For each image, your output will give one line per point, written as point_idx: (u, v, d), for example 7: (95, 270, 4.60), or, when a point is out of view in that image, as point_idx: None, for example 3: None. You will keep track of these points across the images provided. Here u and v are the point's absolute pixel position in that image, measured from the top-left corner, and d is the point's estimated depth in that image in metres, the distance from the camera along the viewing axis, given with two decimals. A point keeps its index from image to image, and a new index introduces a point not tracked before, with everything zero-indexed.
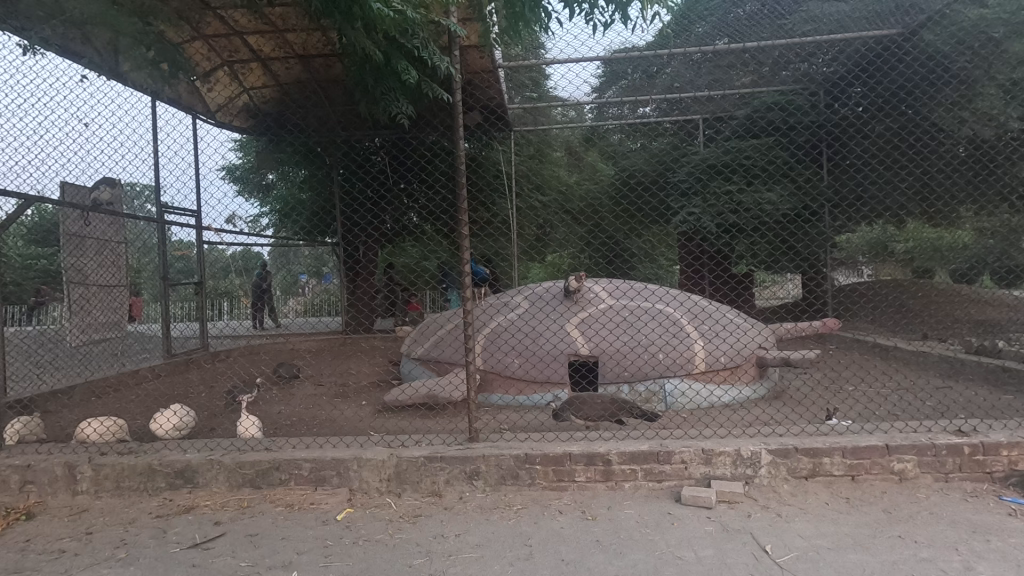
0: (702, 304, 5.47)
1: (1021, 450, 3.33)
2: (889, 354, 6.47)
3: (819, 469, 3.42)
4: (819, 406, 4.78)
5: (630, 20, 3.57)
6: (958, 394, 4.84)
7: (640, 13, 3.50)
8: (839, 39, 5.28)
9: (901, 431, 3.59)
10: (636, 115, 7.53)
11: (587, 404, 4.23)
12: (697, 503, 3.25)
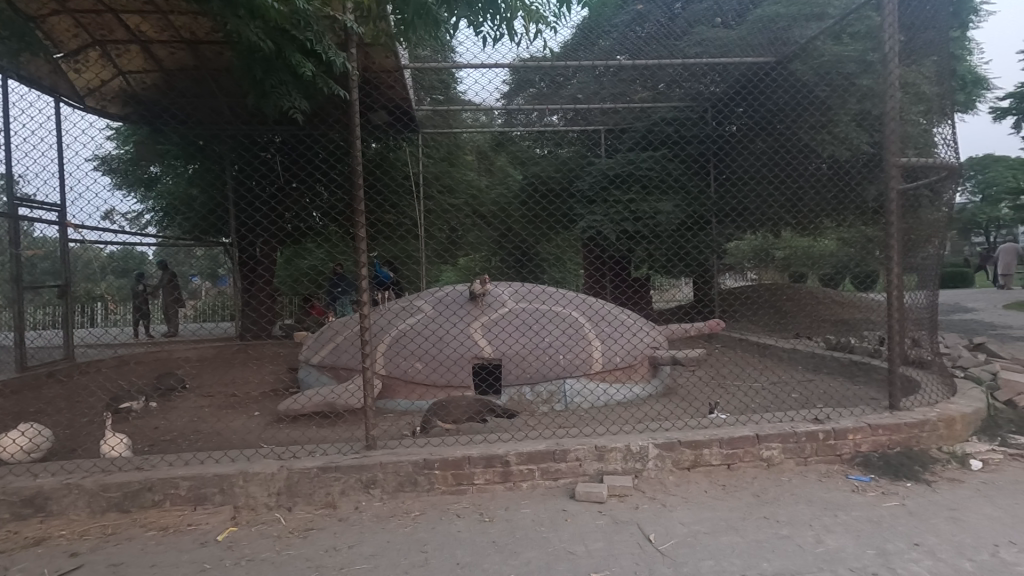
0: (601, 306, 5.70)
1: (865, 433, 3.78)
2: (765, 351, 7.13)
3: (700, 460, 3.69)
4: (703, 401, 5.16)
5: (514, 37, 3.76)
6: (819, 386, 5.42)
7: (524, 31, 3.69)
8: (723, 63, 5.74)
9: (769, 422, 3.97)
10: (544, 122, 7.77)
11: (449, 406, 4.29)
12: (590, 498, 3.39)
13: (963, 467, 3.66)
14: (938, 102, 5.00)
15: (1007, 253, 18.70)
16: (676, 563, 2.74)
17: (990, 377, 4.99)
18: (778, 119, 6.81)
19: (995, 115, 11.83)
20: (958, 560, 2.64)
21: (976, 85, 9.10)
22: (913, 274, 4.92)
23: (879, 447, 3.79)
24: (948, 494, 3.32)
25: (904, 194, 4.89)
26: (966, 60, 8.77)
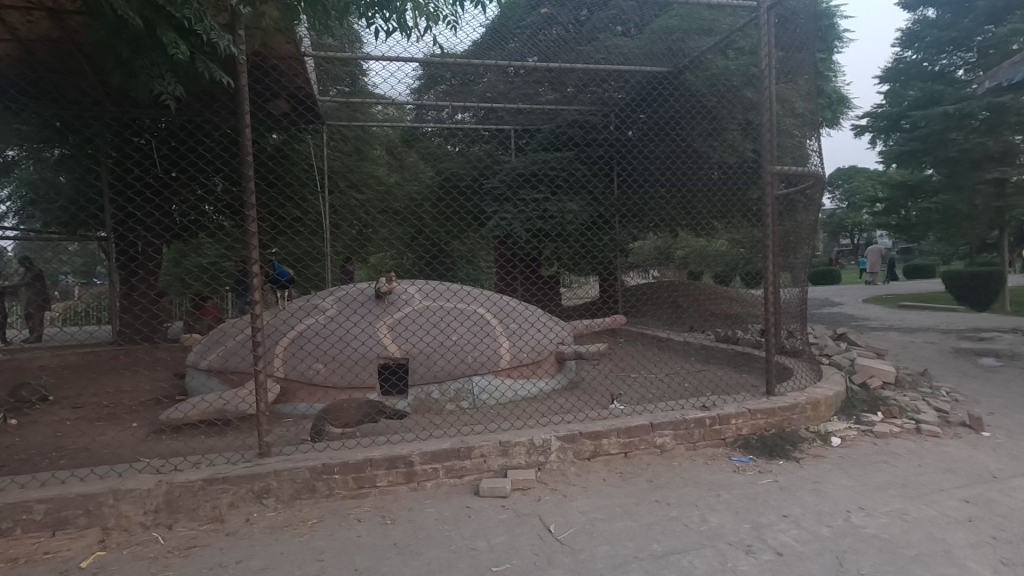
0: (509, 303, 5.77)
1: (745, 418, 4.12)
2: (663, 344, 7.60)
3: (599, 449, 3.85)
4: (605, 393, 5.38)
5: (408, 31, 3.73)
6: (710, 375, 5.85)
7: (416, 25, 3.65)
8: (624, 70, 6.03)
9: (662, 410, 4.22)
10: (455, 120, 7.75)
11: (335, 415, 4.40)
12: (493, 493, 3.43)
13: (825, 443, 4.09)
14: (806, 118, 5.58)
15: (871, 252, 21.22)
16: (575, 550, 2.83)
17: (849, 362, 5.61)
18: (673, 127, 7.23)
19: (855, 130, 13.35)
20: (818, 527, 2.95)
21: (840, 105, 10.22)
22: (788, 273, 5.45)
23: (757, 430, 4.15)
24: (812, 468, 3.70)
25: (780, 200, 5.39)
26: (832, 81, 9.82)
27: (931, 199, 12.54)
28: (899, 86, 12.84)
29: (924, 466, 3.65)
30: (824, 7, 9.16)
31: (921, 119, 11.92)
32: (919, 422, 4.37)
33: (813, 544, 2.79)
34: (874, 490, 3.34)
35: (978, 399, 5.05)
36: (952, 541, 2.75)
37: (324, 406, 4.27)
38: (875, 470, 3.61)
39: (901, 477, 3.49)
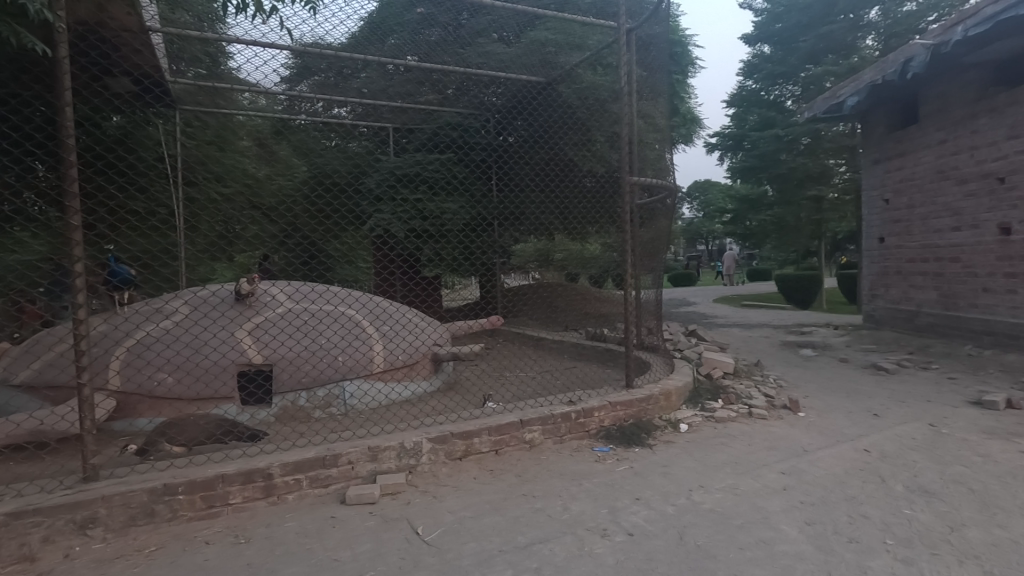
0: (385, 305, 5.63)
1: (606, 410, 4.42)
2: (539, 343, 7.89)
3: (471, 449, 3.91)
4: (481, 393, 5.47)
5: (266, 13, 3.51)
6: (580, 372, 6.17)
7: None
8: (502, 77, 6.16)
9: (532, 408, 4.38)
10: (330, 114, 7.39)
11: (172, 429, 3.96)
12: (360, 500, 3.32)
13: (675, 430, 4.51)
14: (662, 134, 6.12)
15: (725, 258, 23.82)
16: (441, 550, 2.83)
17: (697, 356, 6.24)
18: (548, 135, 7.50)
19: (707, 148, 14.92)
20: (665, 506, 3.24)
21: (694, 124, 11.31)
22: (647, 276, 5.96)
23: (617, 420, 4.46)
24: (664, 453, 4.06)
25: (641, 207, 5.84)
26: (687, 101, 10.85)
27: (767, 212, 14.36)
28: (743, 110, 14.70)
29: (753, 445, 4.16)
30: (679, 33, 10.14)
31: (758, 140, 13.64)
32: (751, 406, 4.99)
33: (660, 522, 3.06)
34: (713, 469, 3.74)
35: (797, 384, 5.88)
36: (770, 508, 3.17)
37: (156, 429, 3.84)
38: (715, 451, 4.06)
39: (734, 456, 3.95)
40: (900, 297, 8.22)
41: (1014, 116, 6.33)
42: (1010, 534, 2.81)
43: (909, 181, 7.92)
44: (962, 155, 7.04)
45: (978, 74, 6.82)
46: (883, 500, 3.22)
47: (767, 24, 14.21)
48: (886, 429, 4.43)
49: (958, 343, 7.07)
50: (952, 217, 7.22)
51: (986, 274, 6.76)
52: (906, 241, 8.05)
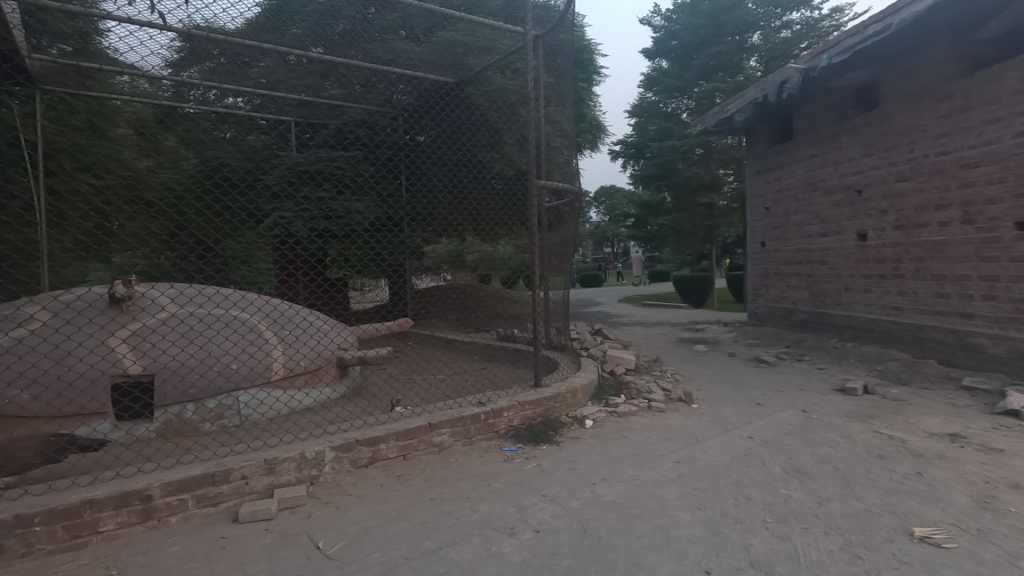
0: (285, 308, 5.31)
1: (514, 410, 4.47)
2: (449, 344, 7.84)
3: (377, 455, 3.80)
4: (389, 397, 5.33)
5: None
6: (490, 373, 6.20)
7: None
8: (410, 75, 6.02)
9: (441, 411, 4.35)
10: (224, 104, 6.87)
11: (18, 451, 3.63)
12: (255, 518, 3.11)
13: (580, 426, 4.65)
14: (568, 138, 6.23)
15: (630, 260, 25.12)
16: (343, 563, 2.72)
17: (602, 354, 6.50)
18: (459, 136, 7.40)
19: (611, 154, 15.61)
20: (570, 501, 3.33)
21: (599, 131, 11.76)
22: (555, 278, 6.13)
23: (525, 419, 4.52)
24: (570, 449, 4.17)
25: (549, 210, 5.97)
26: (592, 108, 11.26)
27: (666, 216, 15.42)
28: (643, 120, 15.55)
29: (652, 437, 4.40)
30: (585, 43, 10.50)
31: (657, 149, 14.50)
32: (650, 400, 5.28)
33: (565, 517, 3.14)
34: (615, 462, 3.90)
35: (691, 378, 6.29)
36: (666, 496, 3.36)
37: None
38: (617, 444, 4.24)
39: (635, 448, 4.14)
40: (779, 295, 9.07)
41: (868, 136, 7.19)
42: (865, 505, 3.18)
43: (785, 191, 8.76)
44: (827, 170, 7.89)
45: (840, 98, 7.69)
46: (763, 482, 3.53)
47: (665, 41, 15.14)
48: (767, 417, 4.85)
49: (825, 336, 7.92)
50: (820, 225, 8.07)
51: (848, 275, 7.62)
52: (784, 246, 8.89)
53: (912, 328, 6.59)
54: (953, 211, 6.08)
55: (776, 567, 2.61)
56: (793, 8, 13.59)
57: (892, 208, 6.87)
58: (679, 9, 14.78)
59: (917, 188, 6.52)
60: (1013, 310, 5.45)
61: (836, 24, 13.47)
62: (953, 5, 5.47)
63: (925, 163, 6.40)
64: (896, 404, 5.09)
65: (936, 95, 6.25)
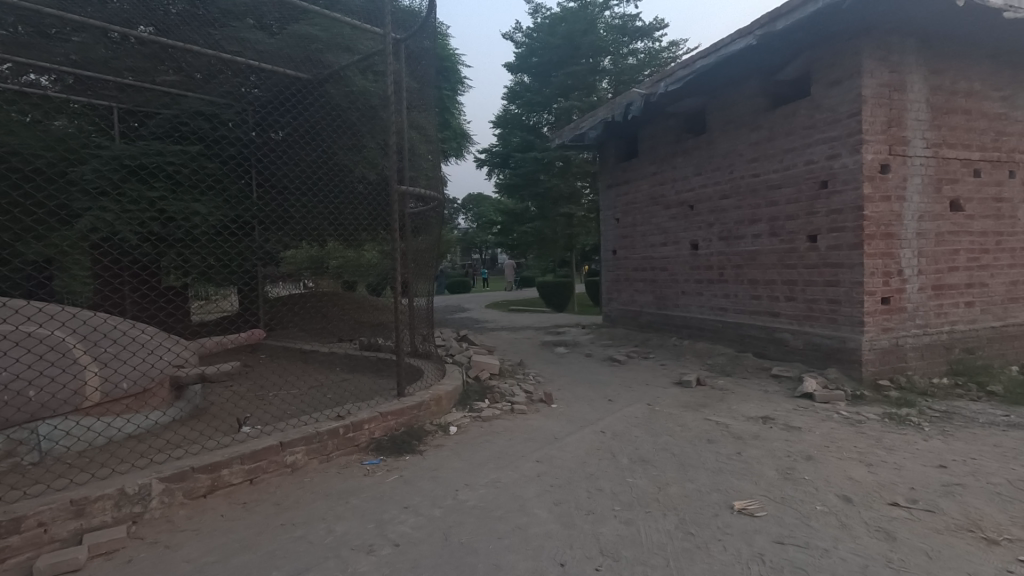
0: (104, 322, 4.59)
1: (376, 422, 4.32)
2: (307, 356, 7.36)
3: (218, 483, 3.44)
4: (235, 417, 4.86)
5: None
6: (352, 385, 5.92)
7: None
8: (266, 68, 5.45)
9: (294, 427, 4.07)
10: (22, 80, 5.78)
11: None
12: (56, 571, 2.64)
13: (444, 433, 4.63)
14: (433, 146, 6.17)
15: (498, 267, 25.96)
16: None
17: (467, 360, 6.55)
18: (314, 134, 6.96)
19: (477, 163, 15.88)
20: (432, 510, 3.30)
21: (463, 139, 11.88)
22: (419, 285, 6.07)
23: (387, 430, 4.39)
24: (433, 458, 4.13)
25: (413, 216, 5.88)
26: (457, 116, 11.39)
27: (530, 224, 15.70)
28: (507, 131, 16.09)
29: (514, 439, 4.52)
30: (448, 52, 10.58)
31: (520, 160, 15.24)
32: (512, 403, 5.42)
33: (427, 527, 3.10)
34: (477, 467, 3.94)
35: (551, 379, 6.59)
36: (526, 495, 3.47)
37: None
38: (480, 449, 4.29)
39: (497, 452, 4.23)
40: (628, 299, 9.90)
41: (698, 158, 8.13)
42: (697, 485, 3.57)
43: (632, 204, 9.60)
44: (666, 186, 8.79)
45: (675, 123, 8.60)
46: (613, 473, 3.80)
47: (526, 57, 15.81)
48: (617, 412, 5.24)
49: (667, 335, 8.79)
50: (661, 236, 8.96)
51: (684, 280, 8.54)
52: (632, 254, 9.72)
53: (734, 326, 7.57)
54: (763, 225, 7.10)
55: (623, 552, 2.81)
56: (638, 38, 15.09)
57: (718, 221, 7.84)
58: (539, 28, 15.55)
59: (736, 205, 7.51)
60: (807, 309, 6.50)
61: (673, 57, 15.20)
62: (758, 47, 6.45)
63: (742, 184, 7.41)
64: (723, 393, 5.80)
65: (749, 126, 7.25)
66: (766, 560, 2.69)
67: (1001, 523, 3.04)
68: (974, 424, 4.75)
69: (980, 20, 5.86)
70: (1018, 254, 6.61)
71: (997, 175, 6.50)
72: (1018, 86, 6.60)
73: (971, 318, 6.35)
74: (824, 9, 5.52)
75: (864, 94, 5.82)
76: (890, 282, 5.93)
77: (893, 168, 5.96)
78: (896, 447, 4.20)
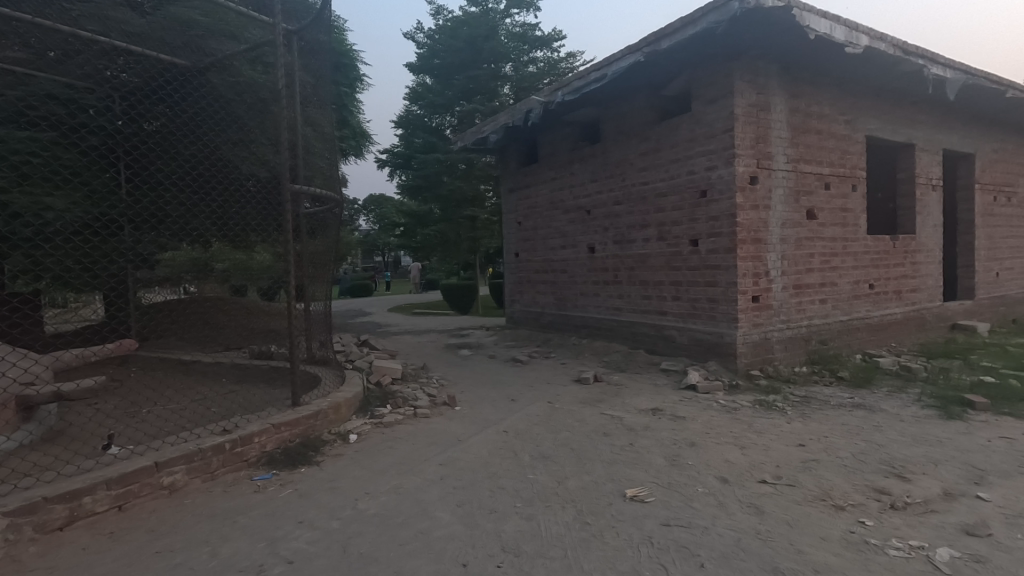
0: None
1: (268, 434, 4.07)
2: (189, 367, 6.75)
3: (78, 513, 3.09)
4: (101, 438, 4.36)
5: None
6: (241, 396, 5.52)
7: None
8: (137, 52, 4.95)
9: (172, 445, 3.74)
10: None
11: None
12: None
13: (343, 442, 4.47)
14: (330, 143, 5.94)
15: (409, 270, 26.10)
16: None
17: (368, 365, 6.37)
18: (196, 126, 6.40)
19: (378, 163, 15.49)
20: (329, 522, 3.17)
21: (363, 138, 11.53)
22: (315, 289, 5.80)
23: (280, 443, 4.15)
24: (331, 468, 3.96)
25: (308, 217, 5.59)
26: (356, 115, 11.05)
27: (433, 227, 15.54)
28: (409, 132, 15.88)
29: (416, 443, 4.47)
30: (346, 48, 10.25)
31: (423, 162, 15.12)
32: (415, 407, 5.35)
33: (323, 541, 2.97)
34: (378, 474, 3.85)
35: (455, 382, 6.58)
36: (428, 499, 3.45)
37: None
38: (381, 455, 4.20)
39: (399, 457, 4.16)
40: (530, 300, 10.14)
41: (593, 166, 8.53)
42: (593, 477, 3.75)
43: (533, 208, 9.85)
44: (565, 192, 9.12)
45: (572, 131, 8.96)
46: (514, 471, 3.88)
47: (428, 58, 15.72)
48: (519, 411, 5.35)
49: (567, 335, 9.13)
50: (561, 239, 9.28)
51: (582, 282, 8.90)
52: (533, 256, 9.97)
53: (628, 324, 8.03)
54: (652, 230, 7.61)
55: (523, 547, 2.87)
56: (538, 47, 15.58)
57: (612, 226, 8.27)
58: (440, 30, 15.50)
59: (628, 211, 7.97)
60: (690, 307, 7.05)
61: (570, 68, 15.85)
62: (646, 63, 6.90)
63: (633, 191, 7.88)
64: (617, 388, 6.14)
65: (638, 137, 7.72)
66: (654, 542, 2.89)
67: (847, 491, 3.49)
68: (826, 406, 5.42)
69: (829, 52, 6.70)
70: (860, 257, 7.62)
71: (843, 189, 7.44)
72: (858, 111, 7.63)
73: (824, 313, 7.24)
74: (702, 32, 6.04)
75: (735, 112, 6.45)
76: (759, 283, 6.60)
77: (760, 180, 6.64)
78: (764, 429, 4.70)
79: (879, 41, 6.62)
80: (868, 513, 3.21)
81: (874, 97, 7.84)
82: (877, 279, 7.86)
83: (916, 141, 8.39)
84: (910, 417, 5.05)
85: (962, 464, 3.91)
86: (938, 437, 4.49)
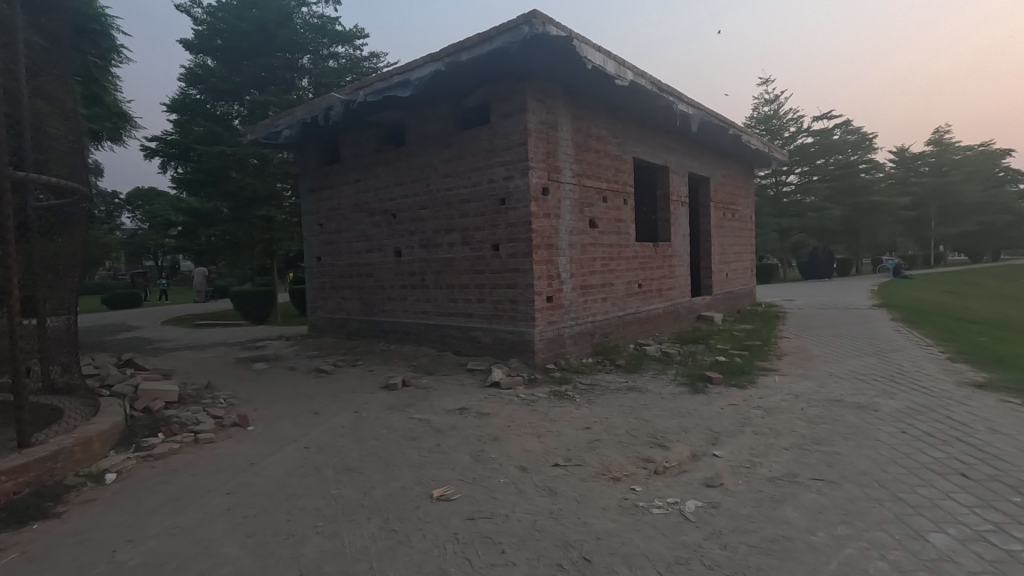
0: None
1: None
2: None
3: None
4: None
5: None
6: None
7: None
8: None
9: None
10: None
11: None
12: None
13: (97, 483, 3.72)
14: (71, 123, 4.85)
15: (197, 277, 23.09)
16: None
17: (132, 390, 5.39)
18: None
19: (146, 152, 13.22)
20: None
21: (122, 122, 9.72)
22: (51, 301, 4.69)
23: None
24: (78, 518, 3.25)
25: (39, 213, 4.48)
26: (111, 92, 9.23)
27: (219, 227, 13.82)
28: (187, 118, 13.90)
29: (197, 473, 3.92)
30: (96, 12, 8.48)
31: (205, 154, 13.35)
32: (196, 433, 4.69)
33: None
34: (145, 516, 3.29)
35: (247, 399, 5.95)
36: (211, 535, 3.05)
37: None
38: (150, 493, 3.59)
39: (175, 492, 3.60)
40: (335, 307, 9.64)
41: (398, 169, 8.46)
42: (400, 483, 3.71)
43: (335, 210, 9.39)
44: (369, 194, 8.88)
45: (376, 133, 8.76)
46: (315, 488, 3.65)
47: (208, 37, 13.93)
48: (322, 424, 5.04)
49: (374, 341, 8.89)
50: (366, 243, 9.01)
51: (388, 286, 8.76)
52: (337, 260, 9.51)
53: (435, 327, 8.12)
54: (457, 235, 7.83)
55: (324, 568, 2.72)
56: (338, 42, 14.90)
57: (418, 230, 8.31)
58: (223, 7, 13.85)
59: (434, 216, 8.09)
60: (493, 308, 7.43)
61: (373, 68, 15.51)
62: (447, 73, 7.07)
63: (437, 196, 8.01)
64: (426, 391, 6.20)
65: (442, 143, 7.89)
66: (459, 537, 2.97)
67: (622, 464, 4.03)
68: (607, 391, 6.19)
69: (604, 82, 7.66)
70: (631, 261, 8.87)
71: (617, 202, 8.58)
72: (627, 136, 8.88)
73: (605, 310, 8.26)
74: (498, 50, 6.40)
75: (528, 127, 6.99)
76: (552, 284, 7.25)
77: (551, 191, 7.31)
78: (558, 417, 5.18)
79: (640, 77, 7.80)
80: (638, 480, 3.75)
81: (638, 125, 9.19)
82: (644, 280, 9.23)
83: (669, 165, 10.07)
84: (669, 394, 6.05)
85: (704, 430, 4.80)
86: (688, 409, 5.45)
